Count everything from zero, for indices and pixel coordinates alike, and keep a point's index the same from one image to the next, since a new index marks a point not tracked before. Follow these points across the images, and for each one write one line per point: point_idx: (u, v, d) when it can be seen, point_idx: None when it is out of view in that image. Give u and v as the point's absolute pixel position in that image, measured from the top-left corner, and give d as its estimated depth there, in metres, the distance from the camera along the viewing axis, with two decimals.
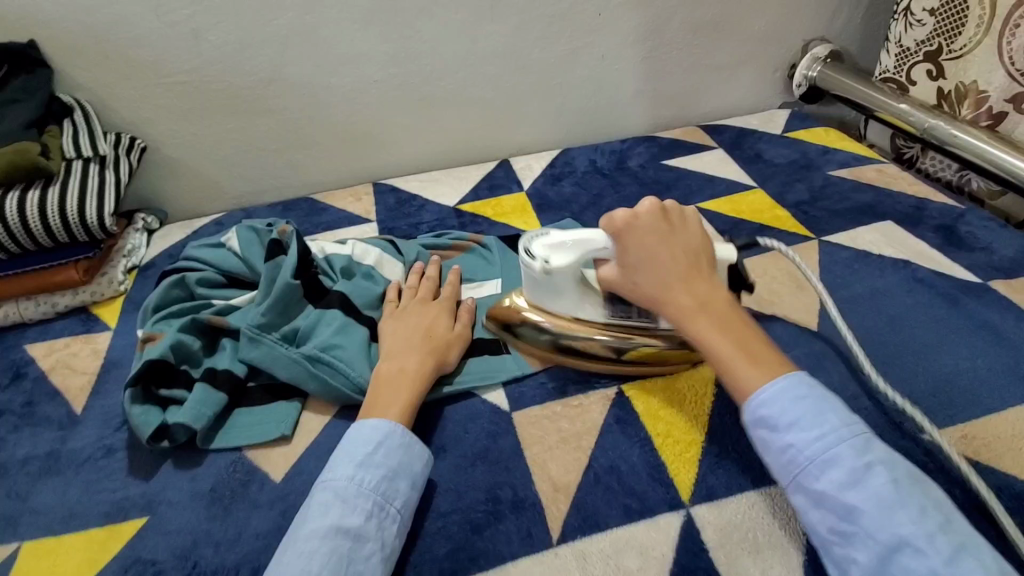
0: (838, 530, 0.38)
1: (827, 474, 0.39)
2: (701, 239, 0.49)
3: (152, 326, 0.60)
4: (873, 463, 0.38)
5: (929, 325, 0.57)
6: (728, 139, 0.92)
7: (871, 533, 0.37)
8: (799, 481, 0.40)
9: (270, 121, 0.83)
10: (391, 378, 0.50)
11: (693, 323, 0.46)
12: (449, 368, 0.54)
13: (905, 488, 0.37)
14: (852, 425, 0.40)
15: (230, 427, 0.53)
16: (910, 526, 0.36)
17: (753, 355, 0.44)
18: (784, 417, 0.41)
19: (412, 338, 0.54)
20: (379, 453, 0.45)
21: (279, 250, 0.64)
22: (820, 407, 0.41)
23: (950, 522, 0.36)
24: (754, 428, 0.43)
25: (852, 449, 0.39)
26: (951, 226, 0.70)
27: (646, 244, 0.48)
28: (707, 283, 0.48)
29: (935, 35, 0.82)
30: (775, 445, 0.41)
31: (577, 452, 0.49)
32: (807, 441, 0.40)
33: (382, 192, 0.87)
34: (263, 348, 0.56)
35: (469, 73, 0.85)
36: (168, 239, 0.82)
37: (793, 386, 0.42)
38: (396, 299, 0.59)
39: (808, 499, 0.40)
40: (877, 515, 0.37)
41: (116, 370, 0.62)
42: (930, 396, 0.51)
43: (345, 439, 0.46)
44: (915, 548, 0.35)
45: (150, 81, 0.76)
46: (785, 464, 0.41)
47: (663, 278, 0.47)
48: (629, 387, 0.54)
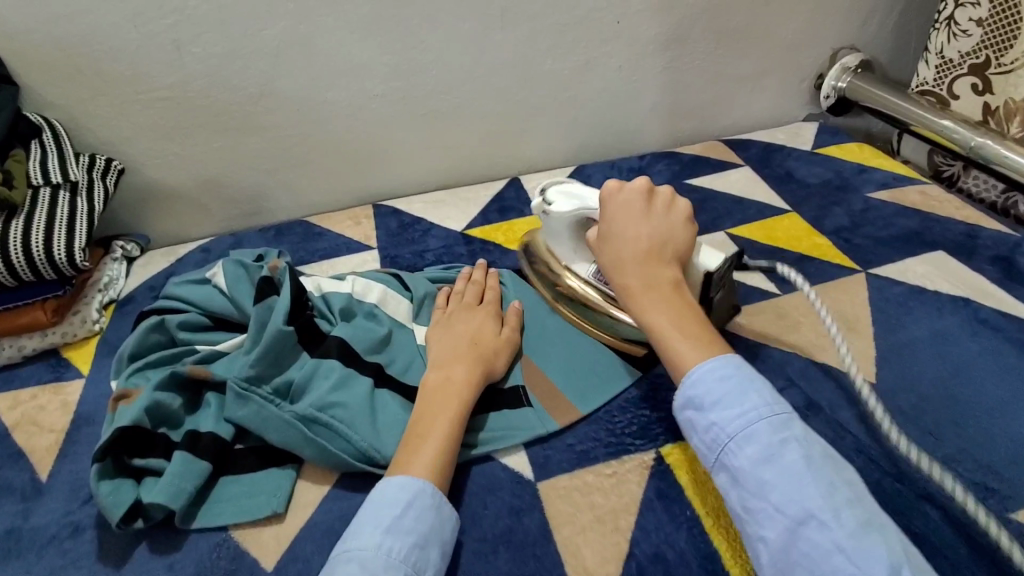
0: (751, 509, 0.37)
1: (744, 450, 0.38)
2: (678, 223, 0.49)
3: (127, 380, 0.53)
4: (789, 439, 0.37)
5: (1001, 376, 0.51)
6: (755, 156, 0.85)
7: (781, 508, 0.35)
8: (722, 460, 0.39)
9: (261, 139, 0.76)
10: (438, 388, 0.47)
11: (638, 293, 0.46)
12: (496, 377, 0.51)
13: (819, 465, 0.36)
14: (777, 405, 0.39)
15: (215, 501, 0.47)
16: (817, 500, 0.34)
17: (688, 332, 0.43)
18: (710, 395, 0.40)
19: (457, 345, 0.51)
20: (409, 516, 0.39)
21: (270, 289, 0.57)
22: (744, 386, 0.40)
23: (861, 502, 0.35)
24: (680, 407, 0.42)
25: (771, 426, 0.38)
26: (1009, 257, 0.64)
27: (618, 216, 0.50)
28: (665, 265, 0.47)
29: (983, 46, 0.77)
30: (700, 424, 0.40)
31: (615, 536, 0.43)
32: (729, 417, 0.39)
33: (383, 214, 0.81)
34: (252, 407, 0.49)
35: (478, 86, 0.79)
36: (150, 269, 0.75)
37: (722, 364, 0.41)
38: (443, 306, 0.57)
39: (729, 478, 0.38)
40: (787, 490, 0.35)
41: (87, 428, 0.55)
42: (1011, 465, 0.45)
43: (367, 500, 0.41)
44: (818, 522, 0.34)
45: (128, 98, 0.69)
46: (709, 443, 0.40)
47: (621, 249, 0.48)
48: (668, 453, 0.48)
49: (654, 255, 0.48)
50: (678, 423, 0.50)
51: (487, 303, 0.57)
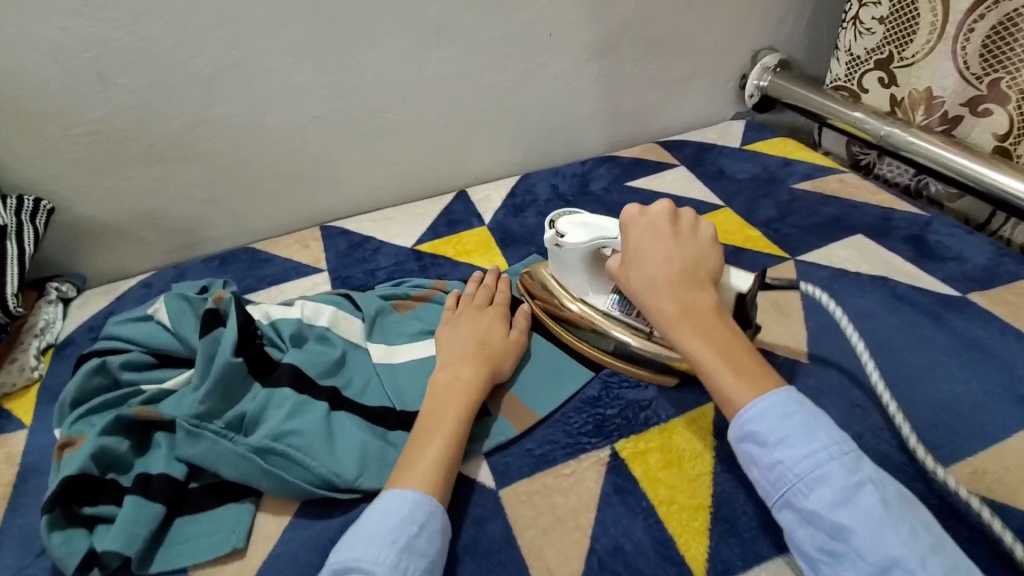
0: (827, 550, 0.37)
1: (817, 492, 0.37)
2: (706, 248, 0.49)
3: (71, 427, 0.51)
4: (864, 481, 0.37)
5: (919, 347, 0.56)
6: (689, 155, 0.90)
7: (864, 554, 0.35)
8: (788, 498, 0.39)
9: (199, 167, 0.74)
10: (447, 387, 0.49)
11: (677, 322, 0.46)
12: (503, 377, 0.53)
13: (895, 509, 0.36)
14: (844, 443, 0.39)
15: (172, 542, 0.46)
16: (901, 548, 0.35)
17: (737, 365, 0.43)
18: (772, 433, 0.39)
19: (465, 347, 0.53)
20: (423, 538, 0.40)
21: (215, 321, 0.56)
22: (809, 424, 0.40)
23: (943, 545, 0.35)
24: (739, 441, 0.41)
25: (843, 467, 0.38)
26: (921, 236, 0.69)
27: (645, 239, 0.50)
28: (700, 290, 0.47)
29: (886, 42, 0.83)
30: (763, 460, 0.40)
31: (576, 533, 0.44)
32: (797, 458, 0.38)
33: (331, 236, 0.80)
34: (204, 444, 0.49)
35: (418, 103, 0.80)
36: (88, 309, 0.72)
37: (783, 399, 0.40)
38: (453, 308, 0.59)
39: (797, 517, 0.38)
40: (868, 536, 0.35)
41: (32, 480, 0.53)
42: (932, 429, 0.49)
43: (380, 512, 0.40)
44: (904, 570, 0.34)
45: (53, 134, 0.67)
46: (773, 481, 0.39)
47: (654, 277, 0.48)
48: (622, 447, 0.49)
49: (687, 278, 0.47)
50: (629, 417, 0.52)
51: (497, 304, 0.59)
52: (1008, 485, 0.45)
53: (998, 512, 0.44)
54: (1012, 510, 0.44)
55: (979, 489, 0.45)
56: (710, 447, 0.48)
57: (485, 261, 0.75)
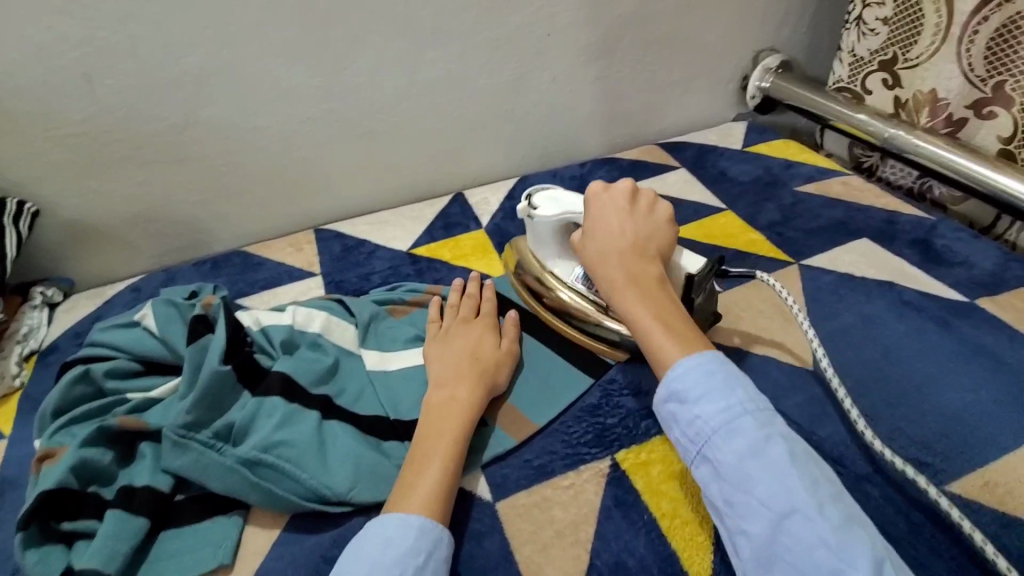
0: (734, 502, 0.37)
1: (729, 444, 0.38)
2: (656, 223, 0.52)
3: (51, 438, 0.49)
4: (773, 435, 0.38)
5: (927, 354, 0.54)
6: (689, 157, 0.88)
7: (767, 503, 0.36)
8: (705, 453, 0.40)
9: (188, 170, 0.73)
10: (443, 408, 0.47)
11: (623, 288, 0.48)
12: (499, 391, 0.51)
13: (802, 462, 0.37)
14: (760, 403, 0.40)
15: (155, 559, 0.44)
16: (801, 495, 0.35)
17: (669, 324, 0.45)
18: (693, 389, 0.41)
19: (458, 363, 0.51)
20: (430, 567, 0.38)
21: (203, 328, 0.55)
22: (729, 382, 0.41)
23: (841, 497, 0.36)
24: (664, 399, 0.42)
25: (756, 422, 0.39)
26: (926, 240, 0.68)
27: (604, 214, 0.52)
28: (648, 261, 0.49)
29: (889, 43, 0.82)
30: (683, 416, 0.41)
31: (576, 548, 0.43)
32: (714, 412, 0.40)
33: (325, 239, 0.79)
34: (190, 455, 0.47)
35: (413, 105, 0.78)
36: (74, 314, 0.70)
37: (709, 359, 0.42)
38: (437, 321, 0.57)
39: (711, 471, 0.39)
40: (771, 484, 0.36)
41: (12, 493, 0.51)
42: (942, 438, 0.48)
43: (387, 539, 0.38)
44: (803, 516, 0.35)
45: (36, 136, 0.65)
46: (692, 437, 0.40)
47: (608, 247, 0.50)
48: (623, 458, 0.48)
49: (637, 250, 0.50)
50: (630, 427, 0.50)
51: (484, 315, 0.57)
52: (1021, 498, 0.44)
53: (1012, 526, 0.42)
54: None
55: (991, 502, 0.44)
56: None
57: (482, 264, 0.73)
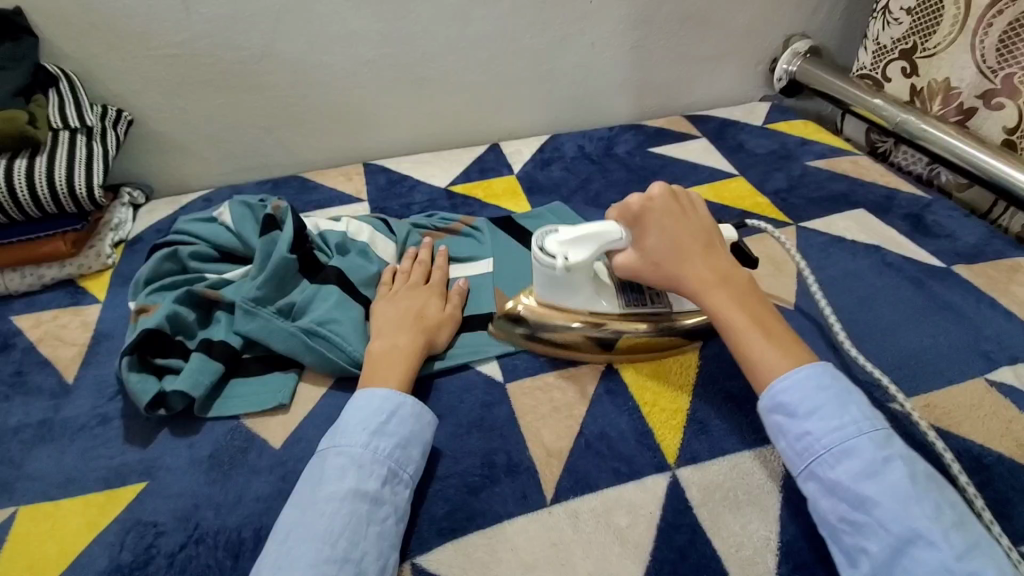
0: (849, 519, 0.40)
1: (843, 463, 0.41)
2: (709, 223, 0.53)
3: (145, 298, 0.59)
4: (893, 457, 0.40)
5: (897, 305, 0.61)
6: (712, 129, 0.95)
7: (884, 524, 0.38)
8: (813, 468, 0.42)
9: (260, 97, 0.82)
10: (386, 357, 0.52)
11: (716, 292, 0.49)
12: (438, 348, 0.56)
13: (922, 485, 0.39)
14: (875, 422, 0.42)
15: (227, 397, 0.54)
16: (924, 520, 0.38)
17: (767, 330, 0.47)
18: (802, 404, 0.44)
19: (401, 320, 0.56)
20: (392, 422, 0.47)
21: (273, 225, 0.64)
22: (842, 400, 0.43)
23: (965, 523, 0.38)
24: (768, 410, 0.45)
25: (873, 443, 0.41)
26: (919, 214, 0.74)
27: (660, 222, 0.52)
28: (721, 261, 0.51)
29: (911, 33, 0.87)
30: (791, 431, 0.44)
31: (570, 420, 0.51)
32: (826, 430, 0.42)
33: (372, 172, 0.87)
34: (260, 321, 0.57)
35: (462, 57, 0.86)
36: (155, 214, 0.80)
37: (816, 370, 0.45)
38: (388, 284, 0.61)
39: (821, 487, 0.42)
40: (891, 507, 0.39)
41: (106, 342, 0.61)
42: (898, 369, 0.55)
43: (355, 409, 0.48)
44: (926, 541, 0.37)
45: (138, 54, 0.75)
46: (800, 450, 0.43)
47: (681, 254, 0.51)
48: (617, 360, 0.56)
49: (708, 249, 0.52)
50: None
51: (433, 283, 0.61)
52: (956, 418, 0.51)
53: (943, 438, 0.50)
54: (955, 437, 0.50)
55: (930, 420, 0.51)
56: (695, 364, 0.55)
57: (511, 204, 0.81)
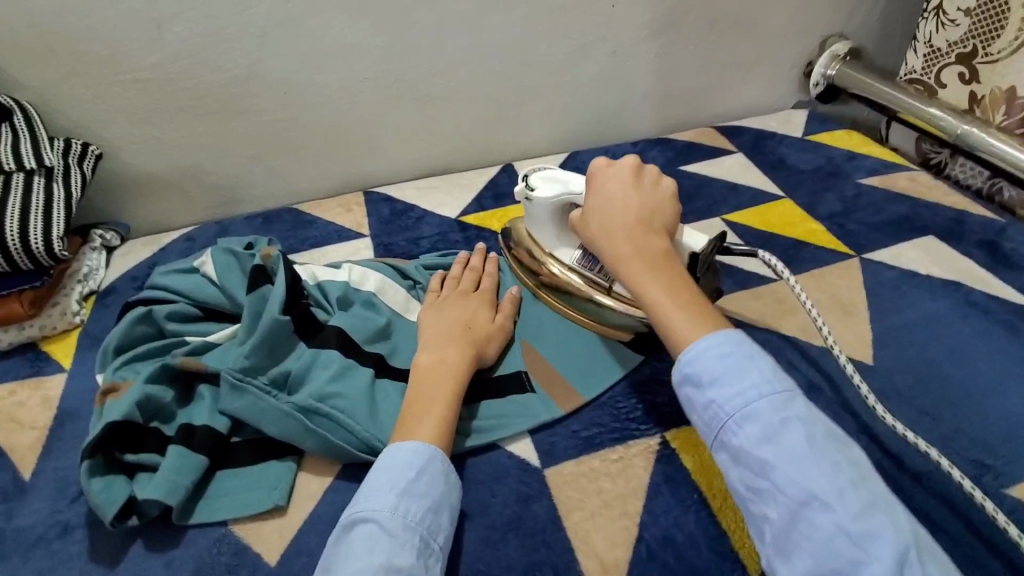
0: (753, 487, 0.36)
1: (743, 429, 0.36)
2: (666, 200, 0.49)
3: (114, 373, 0.50)
4: (791, 418, 0.36)
5: (992, 357, 0.53)
6: (747, 143, 0.86)
7: (782, 489, 0.34)
8: (720, 438, 0.38)
9: (247, 123, 0.73)
10: (432, 368, 0.47)
11: (627, 261, 0.45)
12: (487, 362, 0.51)
13: (821, 446, 0.35)
14: (777, 382, 0.38)
15: (212, 496, 0.45)
16: (820, 481, 0.34)
17: (681, 302, 0.42)
18: (710, 371, 0.38)
19: (450, 330, 0.50)
20: (422, 480, 0.40)
21: (263, 277, 0.55)
22: (744, 362, 0.38)
23: (865, 480, 0.34)
24: (679, 382, 0.40)
25: (772, 405, 0.37)
26: (996, 241, 0.65)
27: (607, 187, 0.49)
28: (654, 234, 0.47)
29: (971, 36, 0.78)
30: (698, 401, 0.39)
31: (625, 520, 0.43)
32: (728, 396, 0.37)
33: (374, 201, 0.78)
34: (249, 399, 0.48)
35: (471, 70, 0.77)
36: (131, 258, 0.71)
37: (723, 338, 0.39)
38: (437, 291, 0.56)
39: (729, 457, 0.37)
40: (789, 470, 0.34)
41: (70, 424, 0.52)
42: (1007, 442, 0.46)
43: (378, 464, 0.40)
44: (821, 502, 0.33)
45: (105, 79, 0.66)
46: (707, 421, 0.39)
47: (611, 218, 0.48)
48: (674, 436, 0.48)
49: (644, 224, 0.47)
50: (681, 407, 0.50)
51: (484, 290, 0.57)
52: None
53: None
54: None
55: None
56: None
57: None
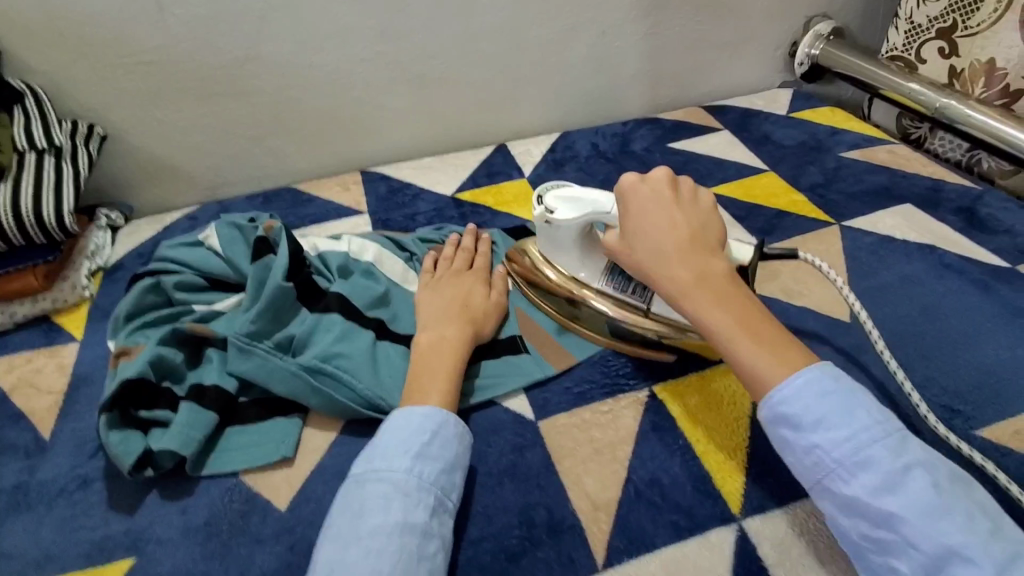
0: (874, 537, 0.35)
1: (859, 477, 0.36)
2: (709, 214, 0.47)
3: (126, 338, 0.53)
4: (911, 465, 0.35)
5: (964, 313, 0.55)
6: (733, 120, 0.88)
7: (914, 541, 0.34)
8: (828, 485, 0.37)
9: (246, 104, 0.75)
10: (432, 347, 0.48)
11: (693, 291, 0.43)
12: (485, 339, 0.53)
13: (948, 493, 0.34)
14: (886, 424, 0.37)
15: (223, 450, 0.48)
16: (957, 534, 0.33)
17: (758, 335, 0.41)
18: (810, 414, 0.37)
19: (447, 308, 0.52)
20: (435, 444, 0.42)
21: (266, 248, 0.57)
22: (848, 404, 0.37)
23: (998, 528, 0.34)
24: (772, 424, 0.39)
25: (889, 451, 0.36)
26: (971, 208, 0.68)
27: (647, 206, 0.47)
28: (711, 257, 0.44)
29: (950, 10, 0.80)
30: (799, 445, 0.38)
31: (614, 464, 0.45)
32: (836, 442, 0.36)
33: (371, 180, 0.81)
34: (255, 360, 0.50)
35: (464, 52, 0.79)
36: (136, 236, 0.73)
37: (821, 377, 0.38)
38: (431, 270, 0.58)
39: (839, 505, 0.36)
40: (918, 522, 0.34)
41: (85, 388, 0.54)
42: (975, 389, 0.49)
43: (393, 427, 0.42)
44: (962, 557, 0.32)
45: (107, 61, 0.68)
46: (809, 466, 0.37)
47: (665, 240, 0.45)
48: (660, 389, 0.50)
49: (695, 239, 0.45)
50: (667, 361, 0.52)
51: (478, 268, 0.58)
52: None
53: None
54: None
55: (1018, 447, 0.45)
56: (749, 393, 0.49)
57: (525, 212, 0.74)
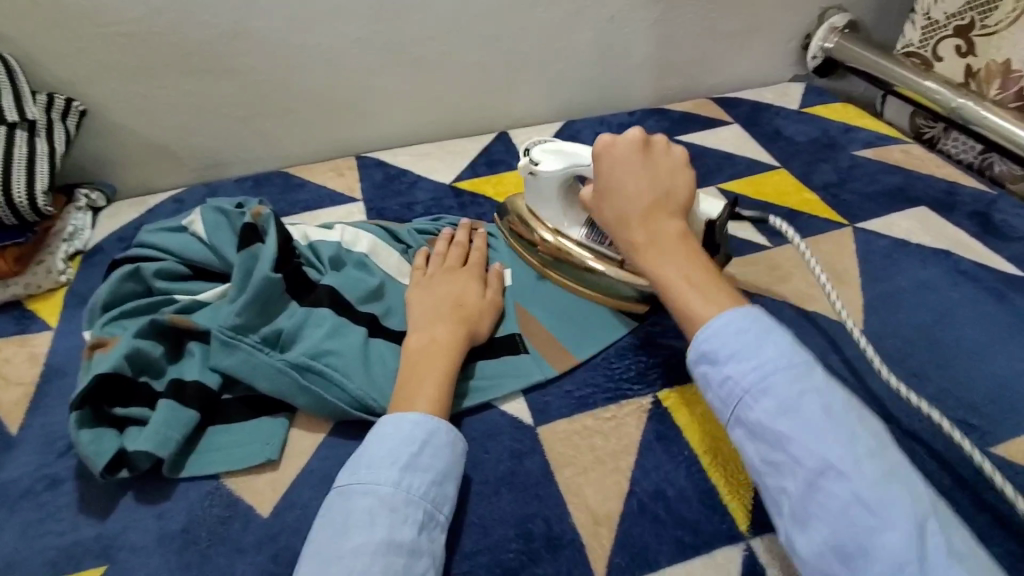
0: (770, 461, 0.34)
1: (761, 403, 0.34)
2: (676, 176, 0.46)
3: (101, 330, 0.50)
4: (809, 390, 0.34)
5: (979, 322, 0.53)
6: (743, 114, 0.85)
7: (801, 461, 0.32)
8: (737, 413, 0.36)
9: (235, 82, 0.71)
10: (422, 349, 0.46)
11: (641, 246, 0.43)
12: (481, 339, 0.50)
13: (840, 416, 0.33)
14: (795, 356, 0.36)
15: (203, 451, 0.45)
16: (838, 451, 0.32)
17: (697, 285, 0.40)
18: (725, 348, 0.37)
19: (439, 306, 0.49)
20: (425, 454, 0.39)
21: (253, 236, 0.54)
22: (762, 339, 0.36)
23: (884, 451, 0.32)
24: (694, 360, 0.38)
25: (790, 378, 0.35)
26: (986, 212, 0.66)
27: (614, 165, 0.46)
28: (669, 217, 0.44)
29: (968, 7, 0.78)
30: (713, 379, 0.37)
31: (616, 475, 0.43)
32: (746, 371, 0.35)
33: (367, 166, 0.77)
34: (240, 355, 0.47)
35: (465, 34, 0.76)
36: (117, 219, 0.70)
37: (744, 316, 0.37)
38: (423, 267, 0.55)
39: (744, 432, 0.35)
40: (807, 441, 0.33)
41: (58, 380, 0.51)
42: (992, 403, 0.47)
43: (380, 435, 0.40)
44: (837, 471, 0.31)
45: (87, 32, 0.64)
46: (722, 397, 0.37)
47: (623, 200, 0.45)
48: (666, 396, 0.48)
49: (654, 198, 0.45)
50: (674, 367, 0.50)
51: (472, 264, 0.55)
52: None
53: None
54: None
55: None
56: None
57: None
